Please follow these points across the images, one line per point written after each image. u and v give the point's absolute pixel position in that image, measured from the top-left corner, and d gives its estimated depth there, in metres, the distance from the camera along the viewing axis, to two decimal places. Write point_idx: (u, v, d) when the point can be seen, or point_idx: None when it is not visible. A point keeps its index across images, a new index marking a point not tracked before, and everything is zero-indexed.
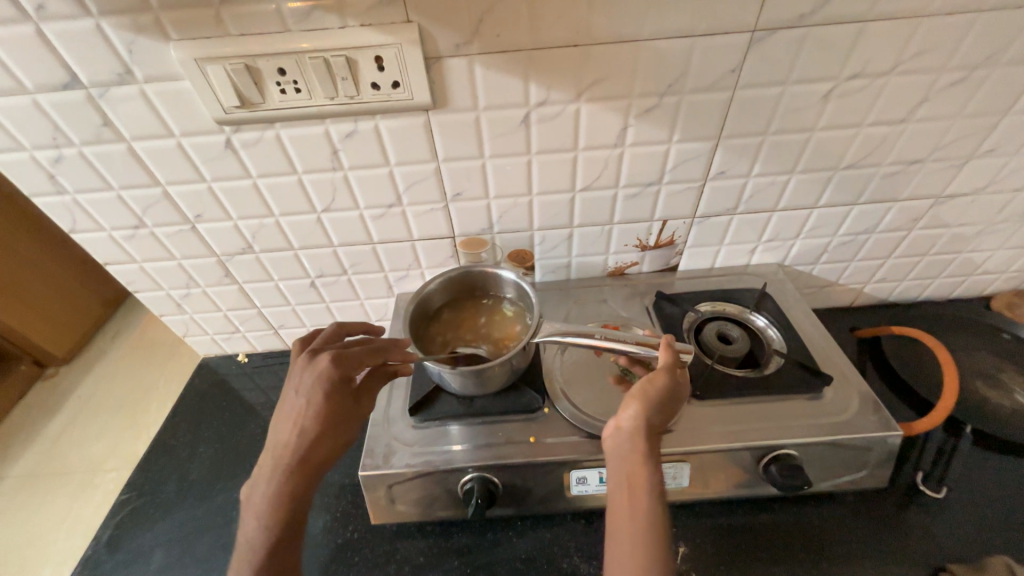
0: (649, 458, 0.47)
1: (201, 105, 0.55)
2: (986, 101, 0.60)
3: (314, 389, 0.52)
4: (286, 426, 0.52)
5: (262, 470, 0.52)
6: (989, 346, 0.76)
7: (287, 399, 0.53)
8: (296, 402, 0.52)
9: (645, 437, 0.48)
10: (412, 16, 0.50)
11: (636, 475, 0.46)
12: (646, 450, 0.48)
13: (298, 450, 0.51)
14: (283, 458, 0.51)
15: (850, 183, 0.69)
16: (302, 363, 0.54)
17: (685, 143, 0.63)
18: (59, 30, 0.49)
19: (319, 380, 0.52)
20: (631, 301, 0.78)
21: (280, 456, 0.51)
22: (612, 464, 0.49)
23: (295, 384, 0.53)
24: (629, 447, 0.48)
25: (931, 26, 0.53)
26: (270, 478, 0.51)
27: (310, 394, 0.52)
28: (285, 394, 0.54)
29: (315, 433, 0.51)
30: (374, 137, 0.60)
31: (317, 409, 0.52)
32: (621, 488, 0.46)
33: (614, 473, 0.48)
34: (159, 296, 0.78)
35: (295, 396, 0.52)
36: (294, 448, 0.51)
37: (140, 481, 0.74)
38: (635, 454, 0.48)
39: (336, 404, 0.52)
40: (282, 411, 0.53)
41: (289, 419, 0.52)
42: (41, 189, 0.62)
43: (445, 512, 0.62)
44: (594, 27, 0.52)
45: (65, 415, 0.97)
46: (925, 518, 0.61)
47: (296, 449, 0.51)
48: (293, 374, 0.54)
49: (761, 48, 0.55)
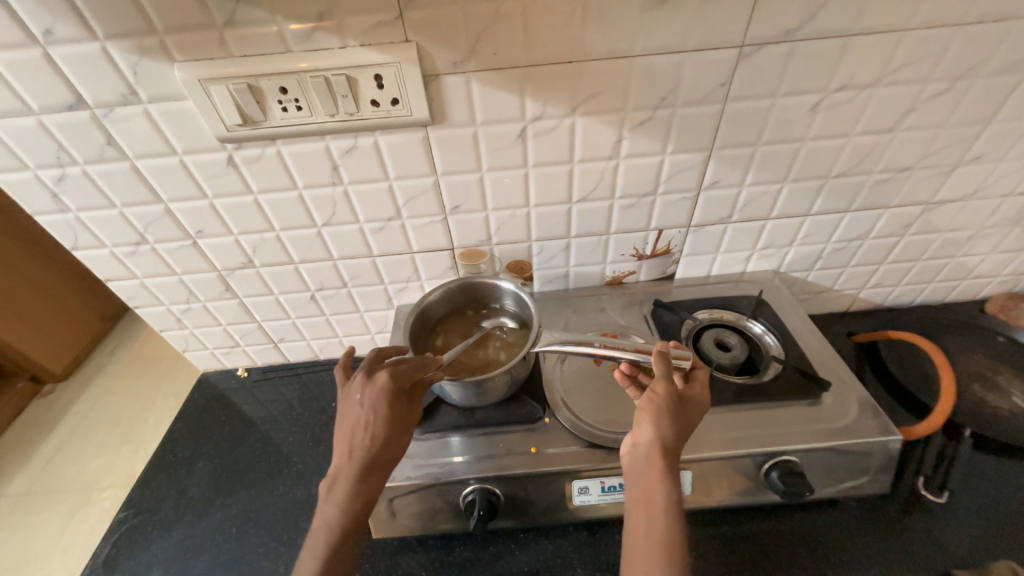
0: (666, 476, 0.47)
1: (204, 124, 0.56)
2: (970, 110, 0.62)
3: (384, 398, 0.51)
4: (357, 435, 0.51)
5: (333, 479, 0.51)
6: (984, 349, 0.77)
7: (352, 409, 0.52)
8: (365, 411, 0.51)
9: (660, 456, 0.47)
10: (411, 36, 0.52)
11: (653, 494, 0.46)
12: (662, 469, 0.47)
13: (375, 458, 0.50)
14: (358, 466, 0.50)
15: (841, 191, 0.70)
16: (363, 374, 0.53)
17: (678, 154, 0.65)
18: (65, 54, 0.50)
19: (389, 391, 0.51)
20: (629, 309, 0.79)
21: (355, 464, 0.50)
22: (632, 482, 0.49)
23: (360, 394, 0.52)
24: (644, 465, 0.48)
25: (913, 40, 0.55)
26: (346, 487, 0.50)
27: (382, 404, 0.51)
28: (348, 404, 0.52)
29: (390, 439, 0.51)
30: (374, 152, 0.61)
31: (389, 417, 0.51)
32: (639, 507, 0.47)
33: (634, 491, 0.48)
34: (159, 311, 0.79)
35: (363, 406, 0.51)
36: (370, 455, 0.50)
37: (139, 499, 0.73)
38: (652, 473, 0.47)
39: (406, 411, 0.52)
40: (347, 420, 0.52)
41: (360, 429, 0.51)
42: (44, 208, 0.63)
43: (447, 525, 0.61)
44: (587, 44, 0.53)
45: (61, 432, 0.97)
46: (928, 523, 0.61)
47: (373, 456, 0.50)
48: (354, 385, 0.53)
49: (749, 63, 0.56)
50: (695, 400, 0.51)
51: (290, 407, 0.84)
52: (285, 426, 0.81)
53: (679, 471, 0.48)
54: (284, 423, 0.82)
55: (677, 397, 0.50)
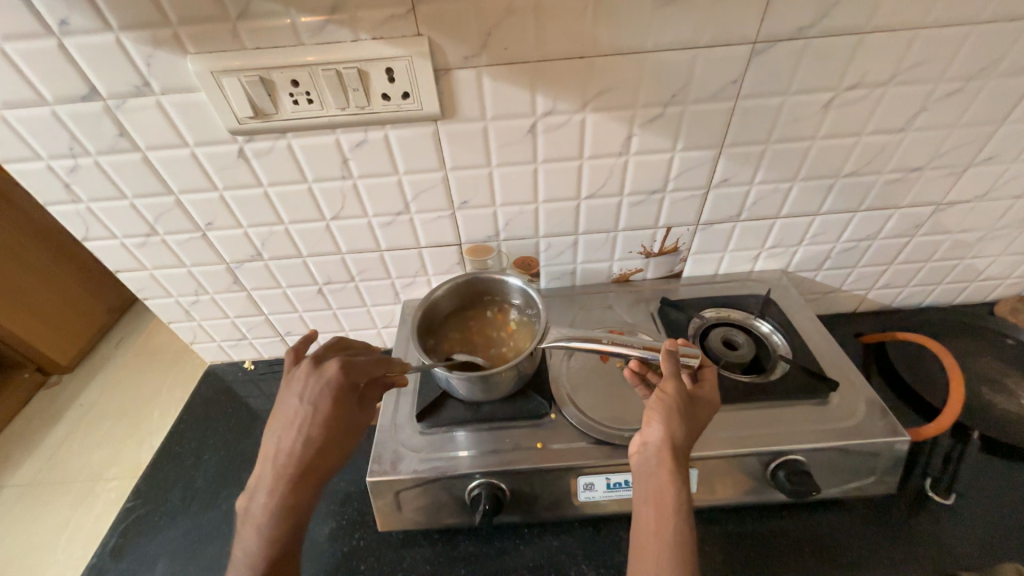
0: (676, 476, 0.46)
1: (216, 116, 0.57)
2: (984, 109, 0.61)
3: (320, 397, 0.51)
4: (286, 436, 0.51)
5: (258, 479, 0.51)
6: (993, 352, 0.77)
7: (286, 408, 0.52)
8: (298, 411, 0.51)
9: (671, 455, 0.47)
10: (422, 30, 0.52)
11: (664, 493, 0.46)
12: (673, 468, 0.46)
13: (302, 460, 0.50)
14: (283, 468, 0.50)
15: (851, 191, 0.70)
16: (303, 371, 0.52)
17: (688, 152, 0.64)
18: (80, 44, 0.50)
19: (328, 389, 0.51)
20: (636, 307, 0.79)
21: (281, 466, 0.50)
22: (640, 481, 0.48)
23: (296, 393, 0.52)
24: (654, 464, 0.47)
25: (928, 38, 0.55)
26: (270, 489, 0.50)
27: (317, 403, 0.51)
28: (283, 402, 0.52)
29: (322, 442, 0.51)
30: (384, 146, 0.61)
31: (324, 419, 0.51)
32: (649, 506, 0.46)
33: (643, 491, 0.47)
34: (168, 303, 0.79)
35: (297, 405, 0.51)
36: (297, 457, 0.50)
37: (146, 489, 0.74)
38: (662, 472, 0.46)
39: (344, 412, 0.52)
40: (279, 419, 0.52)
41: (290, 429, 0.51)
42: (56, 199, 0.64)
43: (452, 519, 0.62)
44: (598, 39, 0.53)
45: (69, 422, 0.98)
46: (935, 525, 0.61)
47: (300, 458, 0.50)
48: (293, 382, 0.53)
49: (761, 60, 0.56)
50: (703, 399, 0.51)
51: None
52: None
53: (688, 471, 0.47)
54: None
55: (686, 396, 0.50)
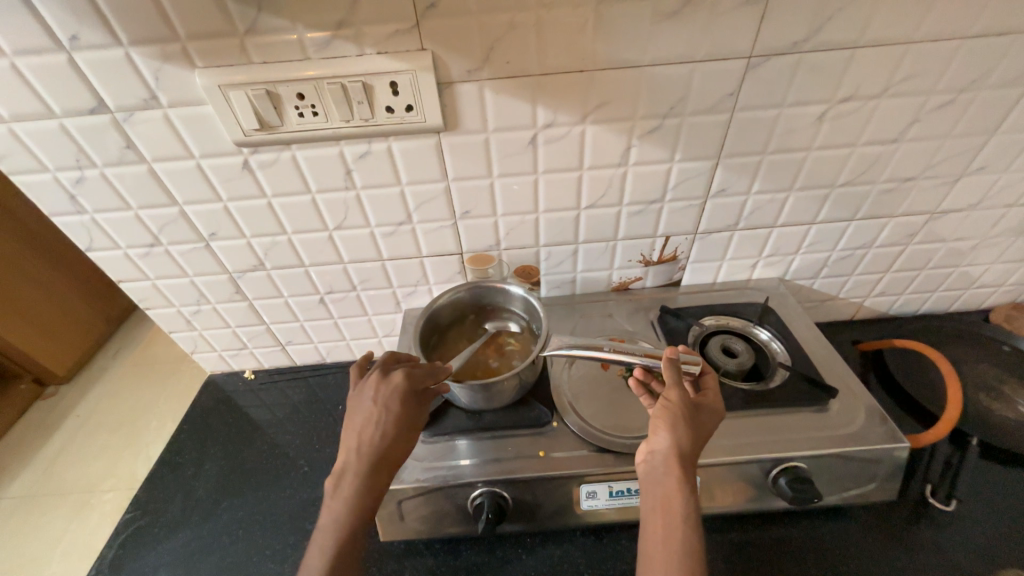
0: (683, 485, 0.46)
1: (221, 128, 0.57)
2: (973, 121, 0.63)
3: (398, 397, 0.52)
4: (368, 430, 0.51)
5: (340, 474, 0.50)
6: (990, 358, 0.78)
7: (364, 406, 0.52)
8: (378, 408, 0.51)
9: (677, 462, 0.47)
10: (426, 44, 0.53)
11: (671, 501, 0.46)
12: (680, 477, 0.46)
13: (385, 453, 0.50)
14: (367, 461, 0.50)
15: (846, 200, 0.71)
16: (378, 374, 0.54)
17: (686, 162, 0.65)
18: (89, 59, 0.51)
19: (404, 390, 0.52)
20: (636, 315, 0.79)
21: (365, 458, 0.50)
22: (648, 490, 0.48)
23: (374, 392, 0.52)
24: (661, 472, 0.47)
25: (918, 52, 0.56)
26: (355, 481, 0.49)
27: (396, 402, 0.52)
28: (359, 401, 0.53)
29: (402, 437, 0.52)
30: (387, 158, 0.62)
31: (402, 416, 0.52)
32: (657, 515, 0.46)
33: (651, 499, 0.48)
34: (170, 313, 0.79)
35: (376, 403, 0.52)
36: (379, 451, 0.50)
37: (145, 500, 0.74)
38: (670, 481, 0.47)
39: (414, 412, 0.53)
40: (358, 416, 0.52)
41: (372, 424, 0.51)
42: (61, 209, 0.64)
43: (454, 528, 0.61)
44: (598, 53, 0.54)
45: (66, 433, 0.97)
46: (936, 531, 0.61)
47: (384, 450, 0.50)
48: (368, 383, 0.53)
49: (757, 74, 0.57)
50: (709, 406, 0.52)
51: (297, 409, 0.85)
52: (292, 429, 0.82)
53: (696, 479, 0.47)
54: (290, 425, 0.82)
55: (691, 404, 0.50)
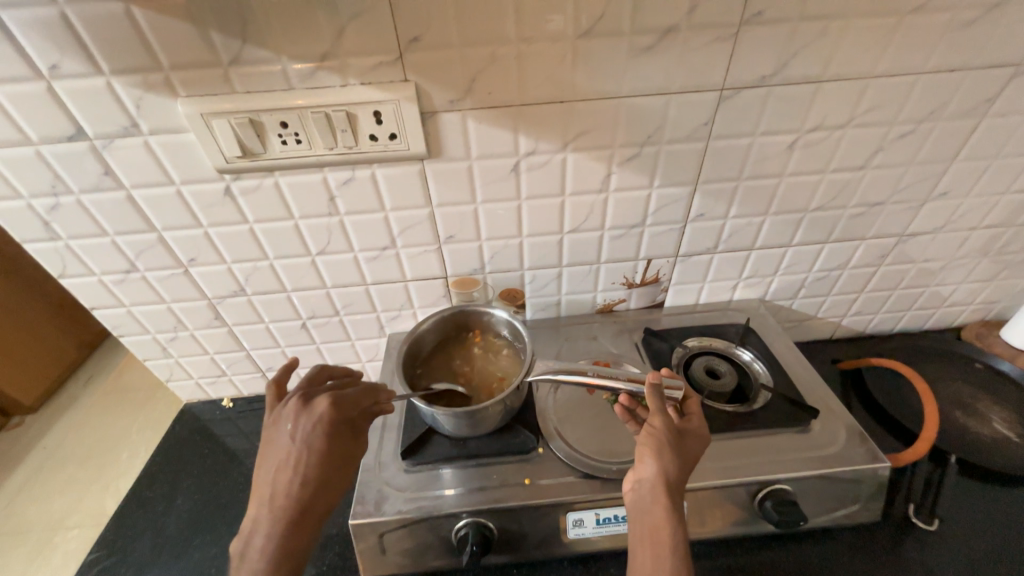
0: (672, 514, 0.46)
1: (203, 155, 0.57)
2: (933, 150, 0.66)
3: (314, 434, 0.49)
4: (282, 473, 0.48)
5: (254, 523, 0.48)
6: (963, 376, 0.80)
7: (278, 445, 0.50)
8: (291, 448, 0.49)
9: (665, 491, 0.46)
10: (410, 75, 0.54)
11: (660, 532, 0.45)
12: (668, 506, 0.46)
13: (301, 497, 0.48)
14: (280, 508, 0.47)
15: (820, 224, 0.74)
16: (292, 407, 0.51)
17: (665, 188, 0.67)
18: (69, 87, 0.51)
19: (320, 426, 0.49)
20: (620, 337, 0.80)
21: (278, 505, 0.48)
22: (636, 520, 0.48)
23: (287, 429, 0.50)
24: (649, 502, 0.47)
25: (878, 86, 0.59)
26: (268, 530, 0.47)
27: (311, 440, 0.49)
28: (273, 439, 0.51)
29: (320, 478, 0.48)
30: (371, 184, 0.62)
31: (321, 455, 0.49)
32: (646, 546, 0.45)
33: (639, 530, 0.47)
34: (145, 340, 0.77)
35: (289, 441, 0.49)
36: (295, 493, 0.48)
37: (111, 539, 0.70)
38: (657, 510, 0.46)
39: (338, 448, 0.50)
40: (273, 457, 0.50)
41: (286, 466, 0.49)
42: (33, 235, 0.63)
43: (437, 561, 0.59)
44: (577, 85, 0.56)
45: (29, 466, 0.92)
46: (921, 551, 0.61)
47: (299, 495, 0.48)
48: (282, 418, 0.51)
49: (729, 105, 0.60)
50: (692, 431, 0.52)
51: None
52: None
53: (683, 507, 0.47)
54: None
55: (673, 430, 0.50)
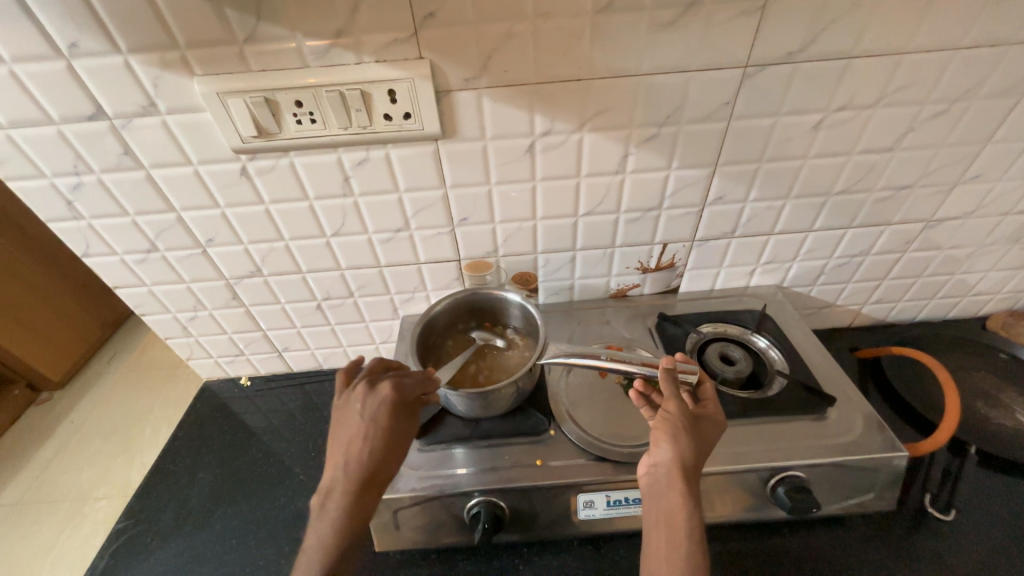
0: (688, 499, 0.46)
1: (220, 135, 0.58)
2: (967, 131, 0.63)
3: (383, 411, 0.51)
4: (355, 448, 0.49)
5: (324, 498, 0.49)
6: (986, 366, 0.78)
7: (350, 422, 0.51)
8: (364, 423, 0.50)
9: (681, 475, 0.46)
10: (424, 52, 0.53)
11: (675, 515, 0.45)
12: (683, 490, 0.46)
13: (374, 469, 0.49)
14: (353, 481, 0.48)
15: (843, 208, 0.71)
16: (364, 386, 0.52)
17: (683, 170, 0.66)
18: (88, 66, 0.52)
19: (390, 403, 0.51)
20: (633, 322, 0.79)
21: (350, 479, 0.48)
22: (652, 503, 0.48)
23: (359, 407, 0.51)
24: (665, 486, 0.47)
25: (911, 63, 0.57)
26: (340, 501, 0.48)
27: (380, 417, 0.50)
28: (344, 415, 0.51)
29: (392, 452, 0.50)
30: (385, 165, 0.62)
31: (389, 431, 0.50)
32: (660, 529, 0.46)
33: (654, 513, 0.47)
34: (165, 319, 0.79)
35: (360, 418, 0.50)
36: (366, 467, 0.49)
37: (138, 509, 0.73)
38: (673, 493, 0.46)
39: (404, 426, 0.51)
40: (344, 433, 0.50)
41: (359, 442, 0.50)
42: (57, 214, 0.64)
43: (450, 538, 0.61)
44: (595, 62, 0.55)
45: (58, 439, 0.96)
46: (935, 541, 0.61)
47: (373, 467, 0.49)
48: (353, 397, 0.52)
49: (752, 83, 0.58)
50: (713, 417, 0.51)
51: (293, 417, 0.84)
52: (286, 437, 0.81)
53: (700, 492, 0.47)
54: (286, 433, 0.82)
55: (691, 416, 0.50)
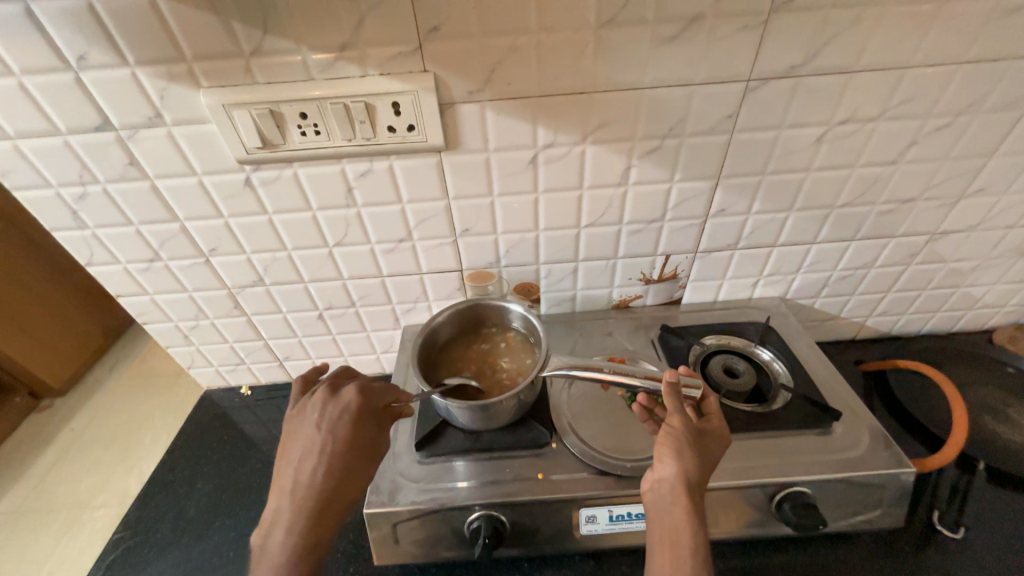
0: (693, 517, 0.45)
1: (224, 146, 0.58)
2: (971, 144, 0.63)
3: (341, 421, 0.50)
4: (308, 460, 0.49)
5: (277, 512, 0.48)
6: (993, 380, 0.77)
7: (305, 434, 0.50)
8: (317, 435, 0.49)
9: (685, 492, 0.46)
10: (428, 66, 0.54)
11: (680, 533, 0.45)
12: (688, 507, 0.45)
13: (327, 483, 0.48)
14: (304, 495, 0.48)
15: (846, 220, 0.71)
16: (319, 397, 0.52)
17: (686, 182, 0.66)
18: (96, 78, 0.52)
19: (348, 412, 0.51)
20: (636, 334, 0.79)
21: (300, 493, 0.48)
22: (656, 520, 0.47)
23: (315, 417, 0.51)
24: (669, 503, 0.46)
25: (913, 77, 0.57)
26: (291, 516, 0.47)
27: (337, 427, 0.50)
28: (298, 427, 0.51)
29: (345, 465, 0.49)
30: (388, 176, 0.62)
31: (347, 441, 0.50)
32: (665, 547, 0.45)
33: (658, 530, 0.47)
34: (167, 327, 0.79)
35: (317, 428, 0.50)
36: (322, 479, 0.48)
37: (135, 520, 0.72)
38: (678, 511, 0.46)
39: (363, 436, 0.51)
40: (297, 446, 0.50)
41: (311, 453, 0.49)
42: (62, 224, 0.64)
43: (450, 553, 0.60)
44: (598, 76, 0.55)
45: (58, 447, 0.95)
46: (944, 560, 0.59)
47: (326, 480, 0.48)
48: (308, 407, 0.52)
49: (755, 96, 0.58)
50: (715, 431, 0.51)
51: None
52: None
53: (705, 509, 0.46)
54: None
55: (694, 430, 0.50)
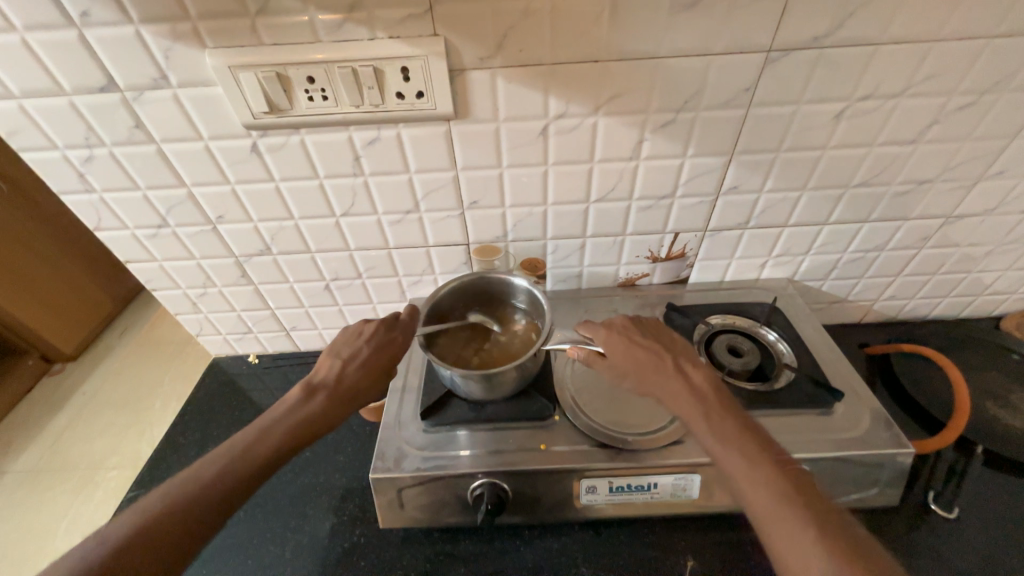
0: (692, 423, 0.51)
1: (231, 110, 0.57)
2: (995, 124, 0.61)
3: (388, 346, 0.59)
4: (348, 366, 0.57)
5: (305, 395, 0.54)
6: (997, 366, 0.77)
7: (355, 344, 0.58)
8: (366, 350, 0.58)
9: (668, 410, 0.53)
10: (439, 29, 0.52)
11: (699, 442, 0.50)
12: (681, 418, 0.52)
13: (355, 391, 0.56)
14: (335, 394, 0.55)
15: (861, 201, 0.70)
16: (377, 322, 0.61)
17: (699, 158, 0.64)
18: (100, 36, 0.51)
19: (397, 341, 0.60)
20: (641, 311, 0.79)
21: (333, 390, 0.55)
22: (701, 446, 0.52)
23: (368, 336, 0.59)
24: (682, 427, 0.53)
25: (941, 51, 0.55)
26: (314, 405, 0.53)
27: (382, 349, 0.59)
28: (343, 337, 0.60)
29: (370, 383, 0.57)
30: (395, 144, 0.61)
31: (386, 362, 0.58)
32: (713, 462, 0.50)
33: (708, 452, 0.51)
34: (175, 295, 0.79)
35: (367, 345, 0.58)
36: (353, 383, 0.56)
37: (148, 480, 0.74)
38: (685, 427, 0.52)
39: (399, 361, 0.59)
40: (345, 350, 0.58)
41: (354, 363, 0.57)
42: (69, 187, 0.64)
43: (453, 519, 0.62)
44: (612, 44, 0.53)
45: (72, 409, 0.98)
46: (936, 537, 0.61)
47: (352, 389, 0.56)
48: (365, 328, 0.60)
49: (775, 67, 0.56)
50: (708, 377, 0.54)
51: None
52: None
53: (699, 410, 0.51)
54: None
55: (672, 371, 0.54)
